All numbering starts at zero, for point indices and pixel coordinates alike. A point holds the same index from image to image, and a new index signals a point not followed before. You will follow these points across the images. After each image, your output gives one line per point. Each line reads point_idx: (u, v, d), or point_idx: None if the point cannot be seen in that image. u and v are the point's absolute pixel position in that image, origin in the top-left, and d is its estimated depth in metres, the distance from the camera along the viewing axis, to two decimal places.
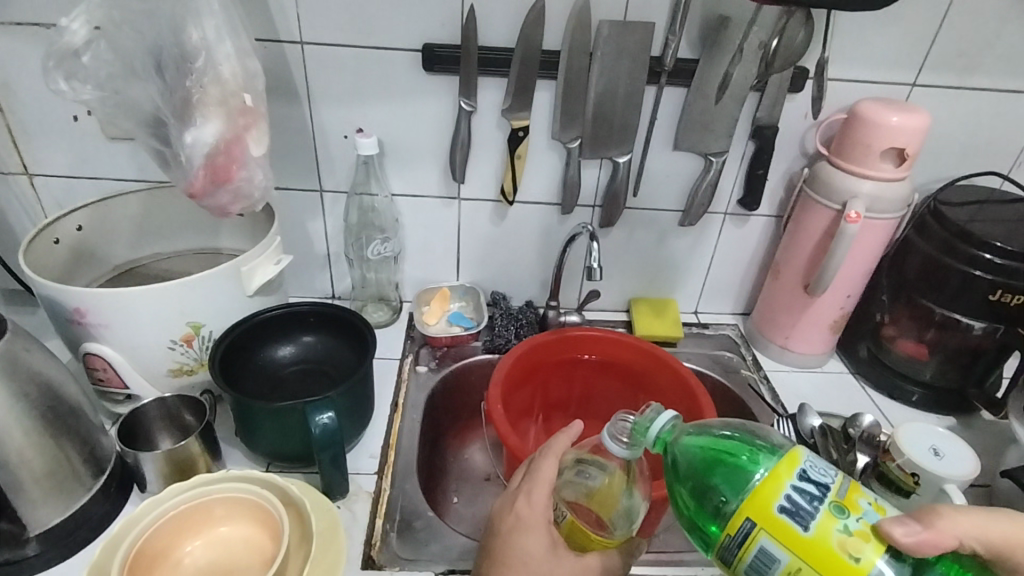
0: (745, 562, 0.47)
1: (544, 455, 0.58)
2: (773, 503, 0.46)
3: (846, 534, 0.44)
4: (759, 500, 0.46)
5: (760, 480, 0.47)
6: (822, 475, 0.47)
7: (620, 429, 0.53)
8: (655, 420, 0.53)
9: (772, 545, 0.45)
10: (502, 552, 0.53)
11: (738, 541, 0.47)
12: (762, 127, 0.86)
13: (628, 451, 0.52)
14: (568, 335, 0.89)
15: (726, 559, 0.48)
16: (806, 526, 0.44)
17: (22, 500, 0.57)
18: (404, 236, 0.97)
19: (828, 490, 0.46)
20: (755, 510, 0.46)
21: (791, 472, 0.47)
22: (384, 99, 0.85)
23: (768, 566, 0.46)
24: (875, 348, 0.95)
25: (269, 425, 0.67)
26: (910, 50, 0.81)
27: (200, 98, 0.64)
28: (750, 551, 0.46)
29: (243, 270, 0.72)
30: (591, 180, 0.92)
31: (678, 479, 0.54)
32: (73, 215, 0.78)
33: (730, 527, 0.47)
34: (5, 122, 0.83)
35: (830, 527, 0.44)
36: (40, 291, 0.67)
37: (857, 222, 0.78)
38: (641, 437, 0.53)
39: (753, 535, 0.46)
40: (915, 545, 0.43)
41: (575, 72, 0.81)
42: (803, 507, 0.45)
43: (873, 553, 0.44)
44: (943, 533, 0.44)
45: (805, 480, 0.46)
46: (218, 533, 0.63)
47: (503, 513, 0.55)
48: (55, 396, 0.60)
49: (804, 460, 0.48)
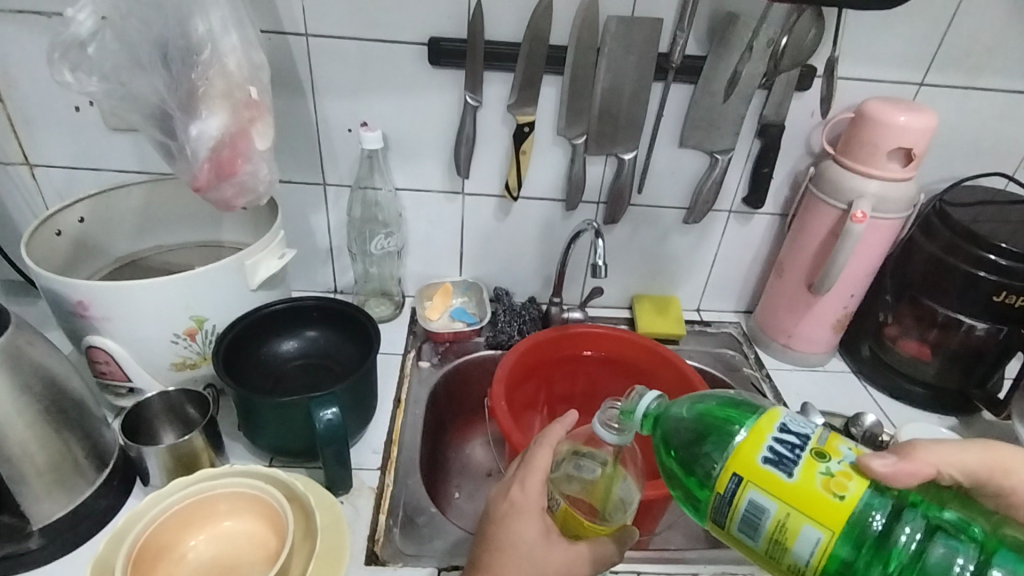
0: (736, 519, 0.47)
1: (539, 444, 0.58)
2: (756, 456, 0.46)
3: (829, 474, 0.44)
4: (742, 455, 0.46)
5: (742, 436, 0.47)
6: (802, 425, 0.47)
7: (610, 415, 0.52)
8: (640, 402, 0.53)
9: (759, 496, 0.45)
10: (497, 538, 0.54)
11: (727, 499, 0.47)
12: (768, 126, 0.86)
13: (619, 437, 0.50)
14: (569, 332, 0.89)
15: (719, 519, 0.48)
16: (790, 473, 0.45)
17: (24, 494, 0.57)
18: (407, 230, 0.97)
19: (809, 439, 0.46)
20: (740, 465, 0.46)
21: (772, 424, 0.47)
22: (389, 93, 0.84)
23: (758, 519, 0.46)
24: (877, 348, 0.95)
25: (272, 418, 0.66)
26: (918, 48, 0.81)
27: (206, 90, 0.63)
28: (740, 507, 0.46)
29: (246, 265, 0.72)
30: (597, 176, 0.91)
31: (667, 450, 0.54)
32: (75, 206, 0.78)
33: (718, 485, 0.47)
34: (5, 110, 0.83)
35: (813, 470, 0.44)
36: (42, 283, 0.67)
37: (863, 221, 0.78)
38: (629, 421, 0.52)
39: (740, 489, 0.46)
40: (892, 475, 0.44)
41: (583, 68, 0.80)
42: (786, 455, 0.45)
43: (857, 489, 0.44)
44: (918, 462, 0.46)
45: (786, 432, 0.47)
46: (221, 527, 0.63)
47: (498, 500, 0.56)
48: (58, 390, 0.60)
49: (783, 415, 0.48)
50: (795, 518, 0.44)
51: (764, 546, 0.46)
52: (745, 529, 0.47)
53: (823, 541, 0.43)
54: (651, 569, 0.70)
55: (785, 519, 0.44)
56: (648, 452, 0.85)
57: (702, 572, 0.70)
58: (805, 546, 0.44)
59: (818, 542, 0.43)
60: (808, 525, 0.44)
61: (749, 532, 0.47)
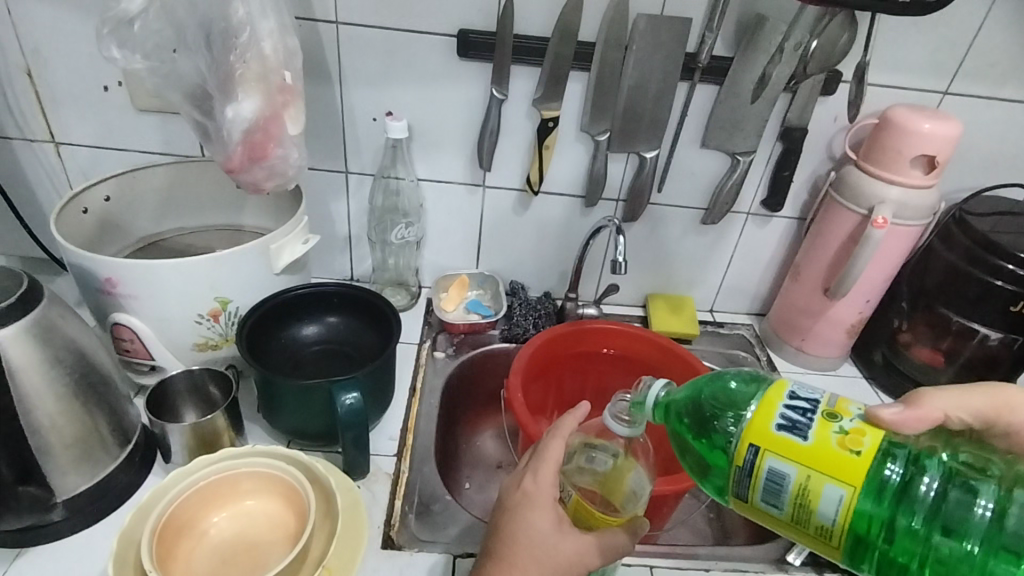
0: (759, 489, 0.47)
1: (551, 436, 0.58)
2: (770, 424, 0.46)
3: (844, 433, 0.45)
4: (758, 425, 0.47)
5: (755, 407, 0.48)
6: (811, 391, 0.48)
7: (620, 408, 0.53)
8: (648, 393, 0.54)
9: (778, 463, 0.46)
10: (510, 529, 0.54)
11: (747, 470, 0.47)
12: (791, 129, 0.86)
13: (630, 429, 0.52)
14: (586, 327, 0.90)
15: (742, 492, 0.48)
16: (805, 437, 0.45)
17: (51, 467, 0.58)
18: (426, 221, 0.97)
19: (819, 402, 0.47)
20: (756, 435, 0.47)
21: (781, 393, 0.48)
22: (415, 83, 0.84)
23: (780, 487, 0.46)
24: (890, 354, 0.94)
25: (294, 401, 0.67)
26: (946, 57, 0.81)
27: (242, 73, 0.64)
28: (760, 477, 0.47)
29: (271, 249, 0.72)
30: (617, 174, 0.92)
31: (683, 427, 0.54)
32: (100, 185, 0.78)
33: (737, 458, 0.48)
34: (34, 87, 0.83)
35: (827, 432, 0.45)
36: (71, 259, 0.68)
37: (884, 227, 0.78)
38: (639, 412, 0.53)
39: (759, 459, 0.46)
40: (898, 421, 0.47)
41: (609, 65, 0.81)
42: (799, 420, 0.46)
43: (872, 444, 0.44)
44: (927, 408, 0.49)
45: (796, 398, 0.47)
46: (244, 506, 0.64)
47: (510, 490, 0.56)
48: (87, 365, 0.60)
49: (791, 384, 0.49)
50: (816, 480, 0.44)
51: (789, 514, 0.46)
52: (768, 498, 0.47)
53: (846, 499, 0.44)
54: (662, 563, 0.70)
55: (806, 482, 0.45)
56: (658, 445, 0.86)
57: (712, 568, 0.70)
58: (830, 505, 0.44)
59: (841, 500, 0.44)
60: (829, 485, 0.44)
61: (773, 501, 0.47)
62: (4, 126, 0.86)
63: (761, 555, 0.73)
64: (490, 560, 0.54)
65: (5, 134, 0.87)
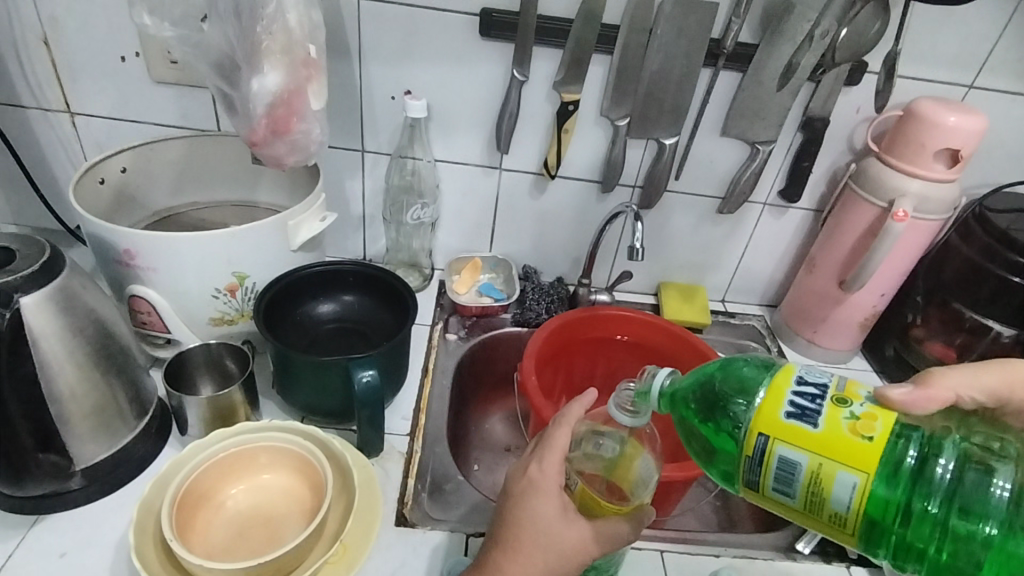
0: (770, 477, 0.47)
1: (557, 424, 0.57)
2: (779, 412, 0.46)
3: (854, 418, 0.45)
4: (766, 413, 0.47)
5: (762, 395, 0.48)
6: (819, 375, 0.48)
7: (624, 399, 0.53)
8: (653, 381, 0.53)
9: (789, 451, 0.46)
10: (514, 515, 0.53)
11: (757, 459, 0.47)
12: (813, 119, 0.86)
13: (634, 419, 0.52)
14: (599, 313, 0.90)
15: (753, 481, 0.48)
16: (815, 424, 0.45)
17: (70, 436, 0.58)
18: (442, 203, 0.97)
19: (828, 387, 0.47)
20: (765, 423, 0.47)
21: (789, 379, 0.48)
22: (435, 62, 0.84)
23: (791, 475, 0.46)
24: (902, 348, 0.94)
25: (309, 378, 0.67)
26: (973, 49, 0.80)
27: (267, 45, 0.63)
28: (771, 465, 0.47)
29: (289, 225, 0.72)
30: (635, 160, 0.91)
31: (690, 413, 0.54)
32: (117, 156, 0.78)
33: (747, 447, 0.48)
34: (51, 56, 0.83)
35: (837, 417, 0.45)
36: (89, 230, 0.67)
37: (904, 220, 0.78)
38: (643, 402, 0.53)
39: (769, 446, 0.46)
40: (908, 401, 0.48)
41: (633, 49, 0.80)
42: (808, 407, 0.46)
43: (884, 429, 0.45)
44: (938, 388, 0.51)
45: (804, 384, 0.47)
46: (259, 480, 0.64)
47: (516, 477, 0.55)
48: (107, 335, 0.60)
49: (798, 369, 0.49)
50: (828, 466, 0.45)
51: (802, 501, 0.47)
52: (780, 486, 0.47)
53: (860, 485, 0.44)
54: (672, 548, 0.70)
55: (818, 469, 0.45)
56: (664, 432, 0.86)
57: (722, 554, 0.71)
58: (843, 491, 0.44)
59: (855, 486, 0.44)
60: (842, 472, 0.44)
61: (785, 489, 0.47)
62: (20, 95, 0.86)
63: (768, 543, 0.74)
64: (495, 545, 0.53)
65: (21, 103, 0.86)
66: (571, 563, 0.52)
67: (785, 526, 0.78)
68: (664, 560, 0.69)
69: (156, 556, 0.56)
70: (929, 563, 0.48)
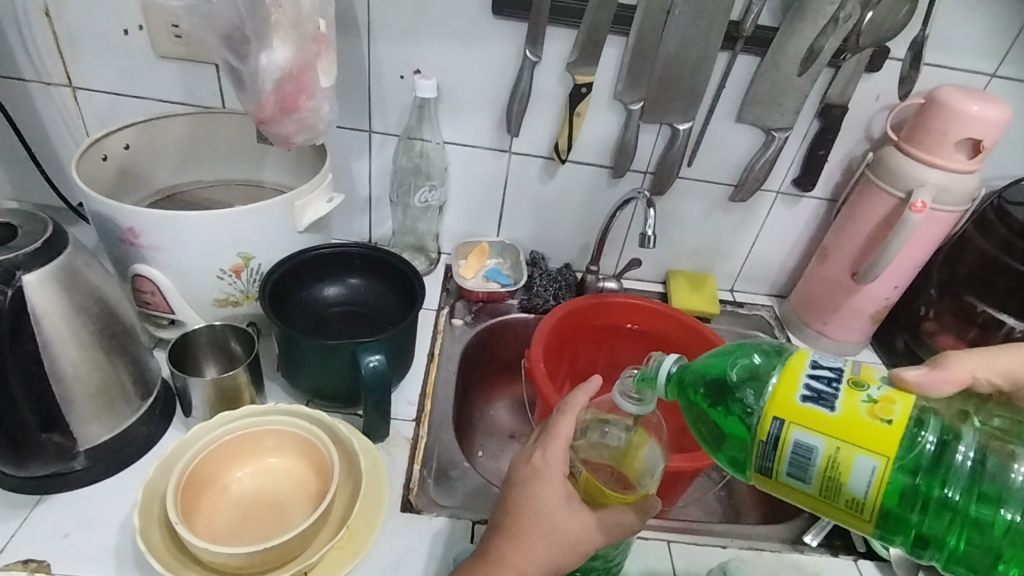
0: (785, 463, 0.46)
1: (561, 412, 0.56)
2: (795, 395, 0.45)
3: (873, 402, 0.44)
4: (782, 396, 0.46)
5: (776, 378, 0.47)
6: (833, 359, 0.47)
7: (628, 385, 0.52)
8: (660, 366, 0.53)
9: (805, 436, 0.45)
10: (517, 502, 0.52)
11: (772, 444, 0.46)
12: (832, 106, 0.84)
13: (638, 407, 0.51)
14: (608, 300, 0.89)
15: (766, 468, 0.47)
16: (832, 407, 0.44)
17: (74, 416, 0.57)
18: (450, 185, 0.95)
19: (843, 371, 0.46)
20: (781, 407, 0.45)
21: (803, 363, 0.47)
22: (446, 41, 0.82)
23: (807, 460, 0.45)
24: (913, 343, 0.91)
25: (314, 361, 0.66)
26: (998, 37, 0.78)
27: (276, 19, 0.61)
28: (786, 451, 0.45)
29: (296, 206, 0.71)
30: (648, 146, 0.89)
31: (698, 398, 0.53)
32: (121, 132, 0.76)
33: (760, 432, 0.46)
34: (52, 29, 0.81)
35: (855, 401, 0.44)
36: (92, 207, 0.66)
37: (922, 211, 0.76)
38: (649, 388, 0.52)
39: (784, 432, 0.45)
40: (923, 383, 0.48)
41: (649, 30, 0.78)
42: (824, 391, 0.45)
43: (903, 411, 0.44)
44: (955, 369, 0.50)
45: (819, 367, 0.46)
46: (264, 464, 0.63)
47: (520, 465, 0.54)
48: (111, 315, 0.59)
49: (812, 353, 0.48)
50: (846, 451, 0.43)
51: (817, 488, 0.45)
52: (794, 472, 0.46)
53: (879, 469, 0.43)
54: (678, 538, 0.70)
55: (836, 454, 0.44)
56: (672, 420, 0.86)
57: (729, 545, 0.70)
58: (861, 476, 0.43)
59: (874, 470, 0.43)
60: (860, 456, 0.43)
61: (800, 475, 0.46)
62: (20, 67, 0.84)
63: (776, 535, 0.73)
64: (499, 533, 0.53)
65: (21, 76, 0.84)
66: (574, 552, 0.51)
67: (791, 517, 0.78)
68: (671, 551, 0.68)
69: (160, 538, 0.55)
70: (947, 552, 0.47)
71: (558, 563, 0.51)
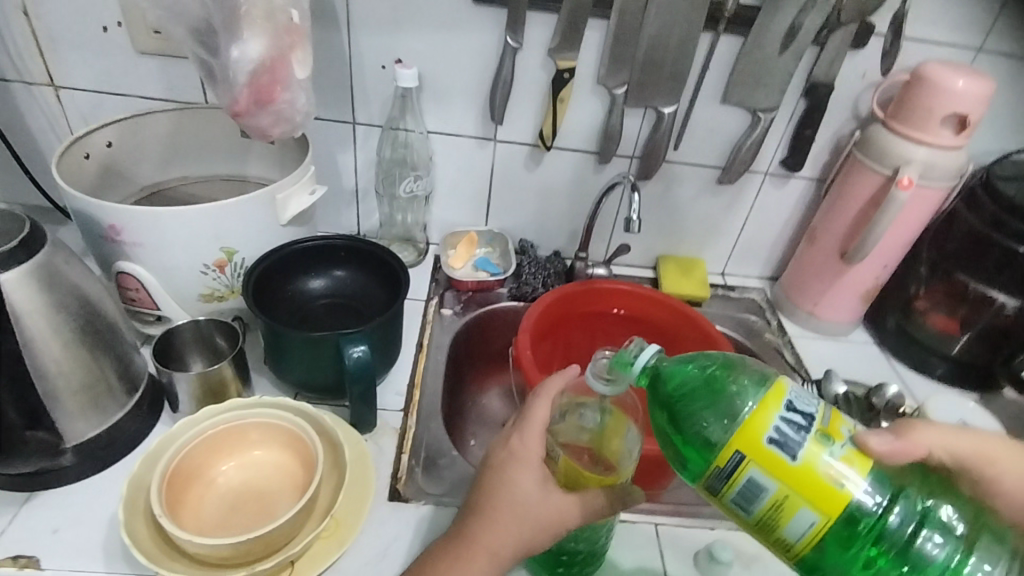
0: (732, 491, 0.46)
1: (538, 395, 0.56)
2: (762, 436, 0.44)
3: (834, 462, 0.44)
4: (749, 432, 0.45)
5: (750, 412, 0.45)
6: (807, 404, 0.46)
7: (601, 367, 0.52)
8: (637, 355, 0.51)
9: (760, 476, 0.44)
10: (495, 484, 0.52)
11: (726, 472, 0.46)
12: (818, 85, 0.83)
13: (608, 388, 0.50)
14: (596, 286, 0.88)
15: (713, 488, 0.47)
16: (794, 456, 0.44)
17: (59, 413, 0.57)
18: (436, 175, 0.95)
19: (814, 419, 0.45)
20: (745, 443, 0.44)
21: (780, 404, 0.45)
22: (426, 29, 0.81)
23: (754, 496, 0.45)
24: (903, 320, 0.93)
25: (300, 354, 0.66)
26: (983, 10, 0.77)
27: (247, 10, 0.61)
28: (738, 482, 0.45)
29: (278, 198, 0.70)
30: (633, 130, 0.89)
31: (665, 403, 0.52)
32: (103, 130, 0.76)
33: (719, 459, 0.46)
34: (31, 27, 0.80)
35: (818, 455, 0.44)
36: (73, 205, 0.66)
37: (909, 188, 0.75)
38: (621, 372, 0.51)
39: (742, 467, 0.45)
40: (886, 452, 0.46)
41: (630, 13, 0.77)
42: (791, 438, 0.44)
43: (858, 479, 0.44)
44: (915, 443, 0.48)
45: (792, 411, 0.45)
46: (250, 456, 0.64)
47: (497, 447, 0.54)
48: (93, 312, 0.60)
49: (789, 392, 0.46)
50: (793, 501, 0.44)
51: (753, 519, 0.46)
52: (738, 500, 0.46)
53: (818, 525, 0.44)
54: (667, 521, 0.70)
55: (782, 500, 0.44)
56: None
57: (717, 527, 0.70)
58: (798, 526, 0.44)
59: (813, 525, 0.44)
60: (805, 509, 0.44)
61: (743, 504, 0.46)
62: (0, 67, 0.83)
63: None
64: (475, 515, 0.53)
65: (3, 76, 0.84)
66: (548, 534, 0.51)
67: None
68: (660, 534, 0.69)
69: (145, 531, 0.56)
70: None
71: (530, 545, 0.52)
